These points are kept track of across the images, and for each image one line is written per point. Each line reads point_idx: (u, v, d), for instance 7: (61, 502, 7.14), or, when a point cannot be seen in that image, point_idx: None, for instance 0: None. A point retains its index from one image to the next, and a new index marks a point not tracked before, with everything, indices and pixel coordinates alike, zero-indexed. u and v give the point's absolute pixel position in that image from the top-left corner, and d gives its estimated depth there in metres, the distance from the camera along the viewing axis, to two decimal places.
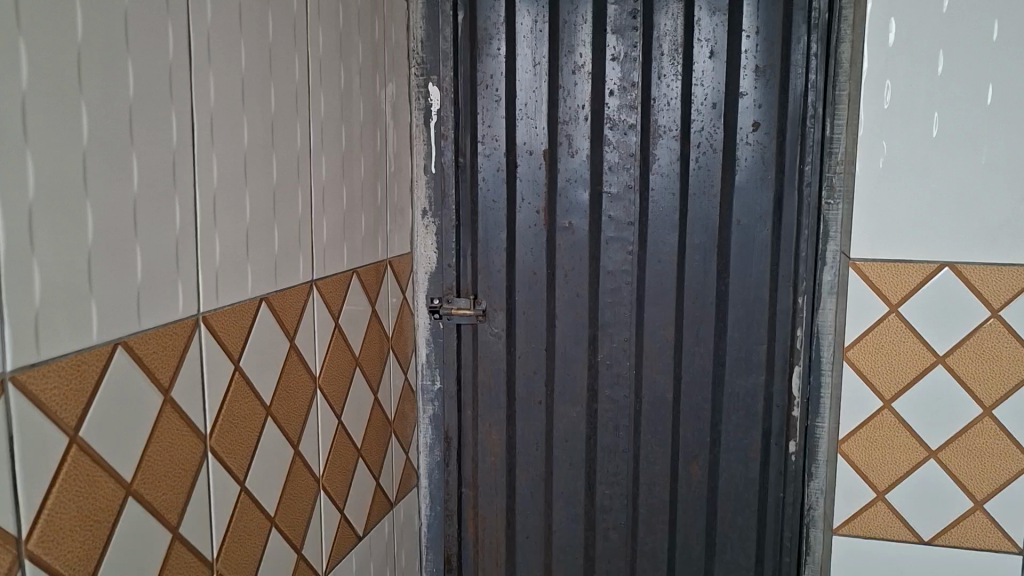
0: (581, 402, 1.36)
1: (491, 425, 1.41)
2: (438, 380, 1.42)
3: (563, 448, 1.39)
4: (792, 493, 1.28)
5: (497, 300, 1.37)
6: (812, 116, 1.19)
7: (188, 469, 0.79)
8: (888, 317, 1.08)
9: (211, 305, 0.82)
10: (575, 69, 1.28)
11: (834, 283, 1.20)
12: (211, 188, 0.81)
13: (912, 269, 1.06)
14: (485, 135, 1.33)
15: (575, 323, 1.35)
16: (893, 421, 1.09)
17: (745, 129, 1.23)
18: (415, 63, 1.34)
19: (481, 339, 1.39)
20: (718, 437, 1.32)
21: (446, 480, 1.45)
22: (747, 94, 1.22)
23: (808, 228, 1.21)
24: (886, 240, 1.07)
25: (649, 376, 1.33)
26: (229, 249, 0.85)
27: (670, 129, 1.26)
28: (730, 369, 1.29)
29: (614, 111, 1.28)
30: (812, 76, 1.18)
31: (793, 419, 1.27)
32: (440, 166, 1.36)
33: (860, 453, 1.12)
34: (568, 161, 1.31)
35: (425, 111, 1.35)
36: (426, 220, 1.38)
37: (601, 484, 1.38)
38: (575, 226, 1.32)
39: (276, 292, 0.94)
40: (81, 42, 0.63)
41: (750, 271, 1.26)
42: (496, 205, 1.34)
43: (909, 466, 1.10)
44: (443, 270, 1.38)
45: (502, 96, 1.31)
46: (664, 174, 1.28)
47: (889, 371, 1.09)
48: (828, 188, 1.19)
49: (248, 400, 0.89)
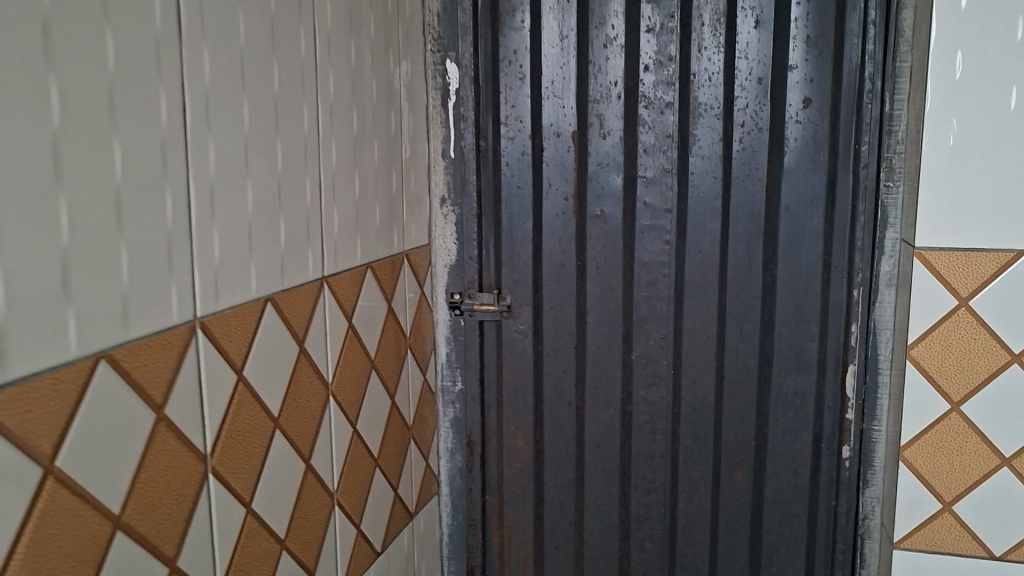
0: (614, 405, 1.26)
1: (516, 430, 1.31)
2: (460, 381, 1.31)
3: (595, 453, 1.29)
4: (845, 502, 1.19)
5: (523, 295, 1.26)
6: (869, 91, 1.08)
7: (186, 493, 0.70)
8: (958, 311, 0.98)
9: (209, 309, 0.72)
10: (607, 42, 1.16)
11: (893, 274, 1.11)
12: (208, 176, 0.72)
13: (985, 258, 0.96)
14: (508, 117, 1.22)
15: (608, 320, 1.24)
16: (963, 425, 0.99)
17: (794, 106, 1.12)
18: (431, 38, 1.22)
19: (505, 337, 1.28)
20: (764, 441, 1.22)
21: (468, 488, 1.35)
22: (796, 68, 1.11)
23: (864, 215, 1.11)
24: (957, 227, 0.96)
25: (688, 377, 1.23)
26: (229, 247, 0.75)
27: (711, 107, 1.15)
28: (778, 367, 1.19)
29: (649, 88, 1.17)
30: (869, 46, 1.07)
31: (847, 422, 1.17)
32: (459, 150, 1.24)
33: (925, 461, 1.02)
34: (599, 143, 1.20)
35: (443, 90, 1.23)
36: (444, 208, 1.26)
37: (636, 492, 1.28)
38: (607, 214, 1.21)
39: (283, 291, 0.85)
40: (48, 9, 0.54)
41: (800, 260, 1.15)
42: (521, 191, 1.23)
43: (980, 474, 1.00)
44: (464, 262, 1.27)
45: (527, 73, 1.19)
46: (705, 157, 1.17)
47: (958, 370, 0.99)
48: (886, 168, 1.09)
49: (254, 412, 0.80)
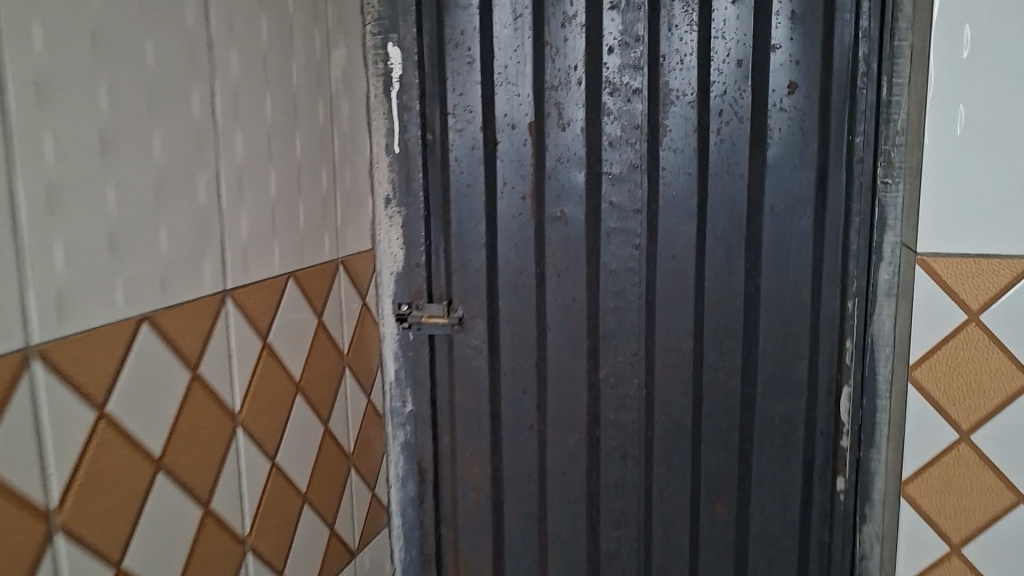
0: (579, 430, 1.13)
1: (472, 456, 1.18)
2: (410, 402, 1.18)
3: (560, 483, 1.15)
4: (840, 538, 1.05)
5: (476, 307, 1.13)
6: (864, 74, 0.94)
7: (18, 562, 0.55)
8: (967, 327, 0.84)
9: (52, 332, 0.57)
10: (565, 21, 1.03)
11: (892, 283, 0.97)
12: (47, 171, 0.57)
13: (998, 264, 0.82)
14: (456, 106, 1.09)
15: (571, 334, 1.10)
16: (973, 457, 0.86)
17: (778, 91, 0.98)
18: (371, 19, 1.09)
19: (458, 353, 1.15)
20: (748, 470, 1.08)
21: (421, 520, 1.21)
22: (780, 48, 0.97)
23: (860, 216, 0.97)
24: (965, 230, 0.83)
25: (662, 398, 1.09)
26: (83, 259, 0.60)
27: (684, 94, 1.02)
28: (762, 389, 1.06)
29: (614, 72, 1.03)
30: (864, 23, 0.94)
31: (841, 450, 1.03)
32: (404, 144, 1.11)
33: (931, 498, 0.88)
34: (558, 135, 1.06)
35: (385, 76, 1.10)
36: (389, 210, 1.13)
37: (606, 526, 1.15)
38: (569, 216, 1.08)
39: (165, 309, 0.69)
40: None
41: (786, 268, 1.02)
42: (472, 191, 1.10)
43: (992, 513, 0.86)
44: (411, 270, 1.14)
45: (476, 57, 1.06)
46: (677, 150, 1.03)
47: (966, 395, 0.85)
48: (884, 163, 0.95)
49: (125, 452, 0.65)
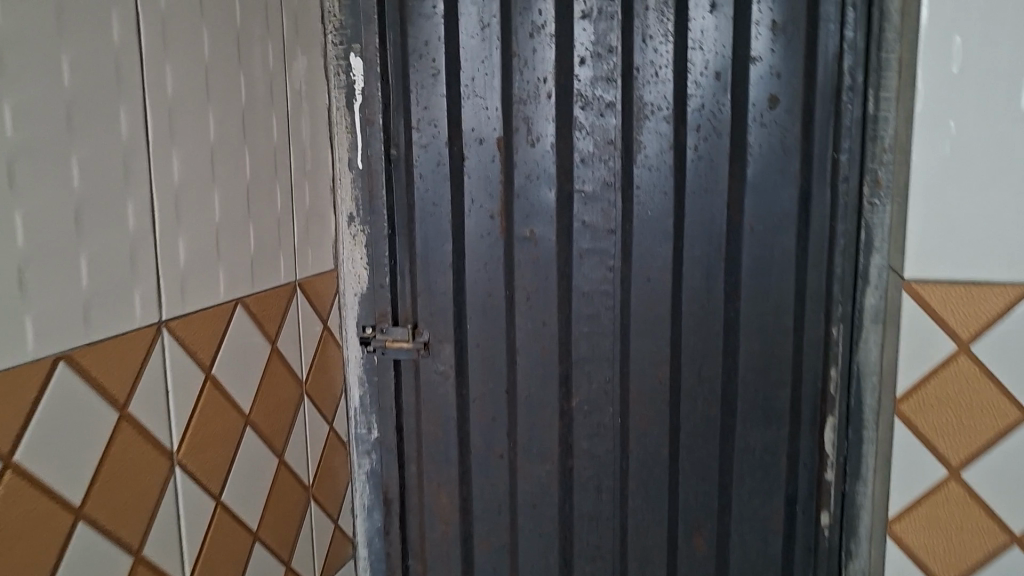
0: (551, 460, 1.08)
1: (440, 485, 1.12)
2: (375, 429, 1.13)
3: (532, 515, 1.10)
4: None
5: (443, 330, 1.07)
6: (849, 87, 0.90)
7: None
8: (957, 358, 0.79)
9: None
10: (534, 31, 0.98)
11: (879, 309, 0.91)
12: None
13: (990, 292, 0.77)
14: (421, 120, 1.03)
15: (542, 360, 1.05)
16: (963, 495, 0.81)
17: (758, 106, 0.93)
18: (332, 28, 1.04)
19: (424, 379, 1.10)
20: (728, 503, 1.03)
21: (388, 552, 1.16)
22: (760, 60, 0.92)
23: (844, 237, 0.92)
24: (955, 256, 0.77)
25: (637, 428, 1.04)
26: None
27: (659, 108, 0.97)
28: (742, 419, 1.00)
29: (586, 85, 0.98)
30: (849, 33, 0.89)
31: (826, 483, 0.98)
32: (367, 159, 1.06)
33: (918, 538, 0.82)
34: (528, 151, 1.01)
35: (347, 88, 1.05)
36: (353, 228, 1.08)
37: (580, 560, 1.10)
38: (539, 236, 1.03)
39: (85, 347, 0.64)
40: None
41: (767, 292, 0.97)
42: (438, 209, 1.04)
43: (984, 555, 0.81)
44: (375, 292, 1.08)
45: (442, 68, 1.01)
46: (652, 167, 0.98)
47: (955, 430, 0.80)
48: (871, 182, 0.90)
49: (36, 504, 0.60)
